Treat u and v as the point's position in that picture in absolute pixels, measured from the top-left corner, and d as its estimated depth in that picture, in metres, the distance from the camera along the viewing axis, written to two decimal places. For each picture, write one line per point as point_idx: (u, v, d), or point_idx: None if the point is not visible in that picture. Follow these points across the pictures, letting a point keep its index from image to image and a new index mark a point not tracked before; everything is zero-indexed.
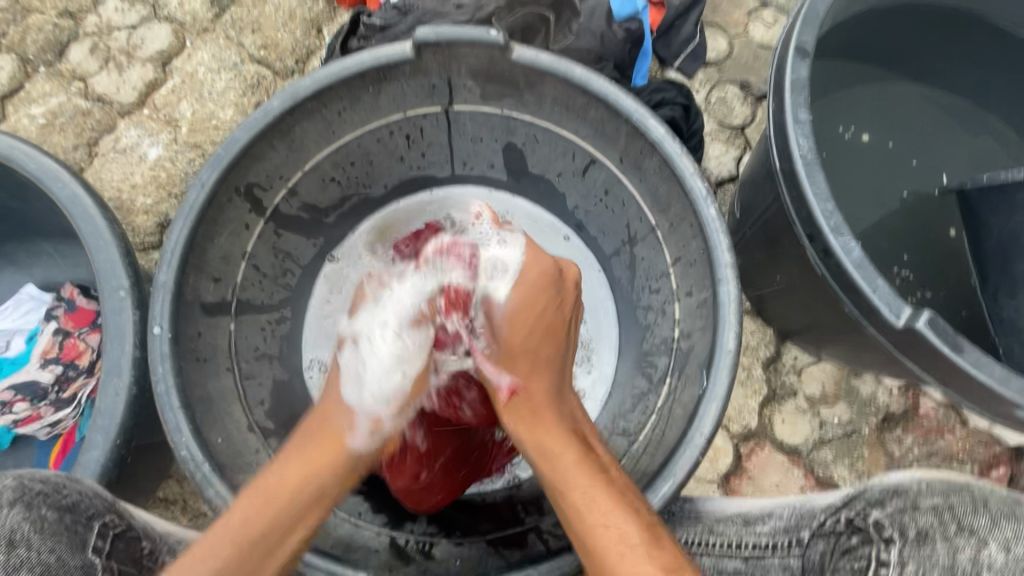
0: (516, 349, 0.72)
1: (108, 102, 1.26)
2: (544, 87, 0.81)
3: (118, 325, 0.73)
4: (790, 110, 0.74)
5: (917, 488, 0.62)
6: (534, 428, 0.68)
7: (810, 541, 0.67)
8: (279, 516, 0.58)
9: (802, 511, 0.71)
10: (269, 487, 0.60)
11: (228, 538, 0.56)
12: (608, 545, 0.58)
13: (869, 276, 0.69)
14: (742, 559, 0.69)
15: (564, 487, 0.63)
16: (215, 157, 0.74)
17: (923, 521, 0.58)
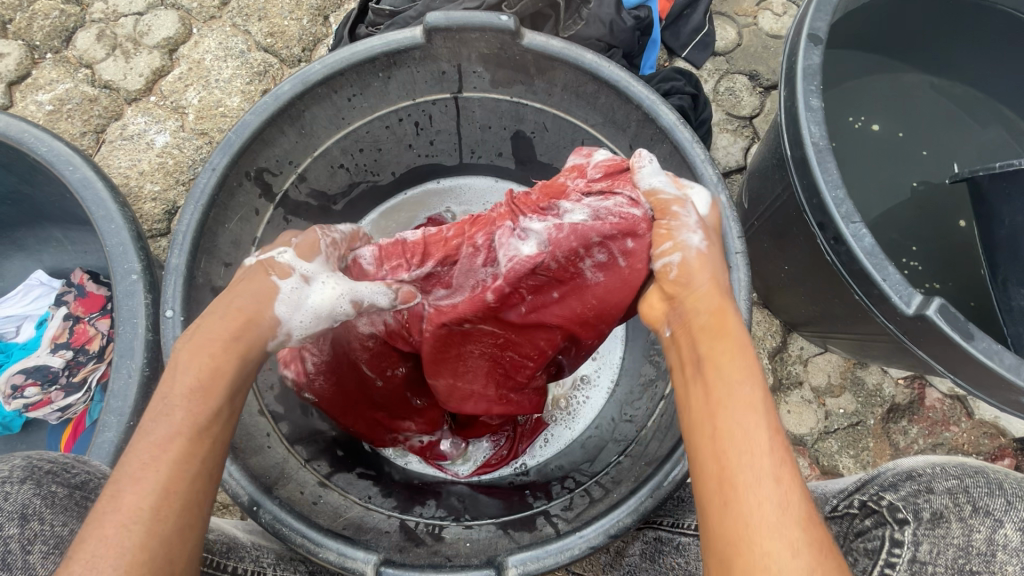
0: (716, 264, 0.60)
1: (115, 90, 1.26)
2: (555, 73, 0.81)
3: (130, 309, 0.73)
4: (803, 97, 0.74)
5: (931, 472, 0.61)
6: (727, 336, 0.52)
7: (823, 524, 0.67)
8: (217, 449, 0.49)
9: (815, 497, 0.72)
10: (190, 414, 0.48)
11: (163, 475, 0.45)
12: (776, 481, 0.43)
13: (881, 264, 0.68)
14: None
15: (744, 402, 0.47)
16: (226, 141, 0.73)
17: (937, 502, 0.58)
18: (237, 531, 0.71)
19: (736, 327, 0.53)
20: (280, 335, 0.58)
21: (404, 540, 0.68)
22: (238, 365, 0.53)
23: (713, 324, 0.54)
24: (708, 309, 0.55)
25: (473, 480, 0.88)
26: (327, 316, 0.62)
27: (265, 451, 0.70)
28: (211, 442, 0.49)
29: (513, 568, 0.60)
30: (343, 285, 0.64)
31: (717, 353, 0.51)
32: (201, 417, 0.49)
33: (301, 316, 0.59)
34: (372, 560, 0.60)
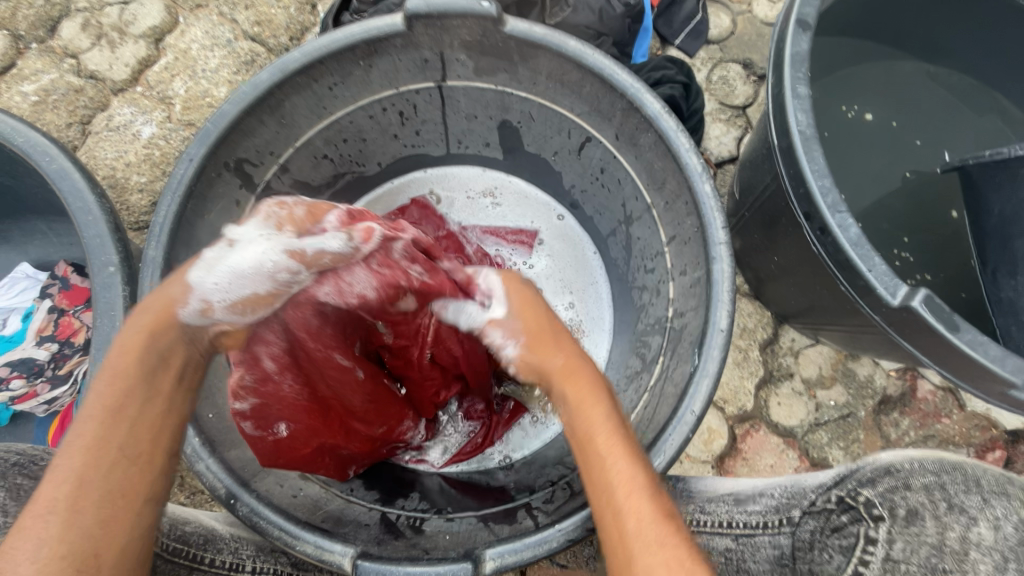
0: (547, 326, 0.66)
1: (101, 80, 1.24)
2: (538, 61, 0.79)
3: (108, 301, 0.73)
4: (790, 84, 0.72)
5: (908, 468, 0.63)
6: (577, 392, 0.60)
7: (802, 519, 0.66)
8: (134, 429, 0.51)
9: (792, 490, 0.71)
10: (106, 400, 0.51)
11: (77, 463, 0.49)
12: (626, 515, 0.51)
13: (866, 255, 0.67)
14: (733, 538, 0.68)
15: (596, 452, 0.56)
16: (203, 131, 0.72)
17: (912, 499, 0.60)
18: (218, 523, 0.71)
19: (587, 378, 0.61)
20: (194, 302, 0.56)
21: (383, 533, 0.68)
22: (146, 353, 0.53)
23: (562, 386, 0.61)
24: (553, 376, 0.62)
25: (449, 471, 0.88)
26: (255, 276, 0.56)
27: (245, 444, 0.71)
28: (129, 423, 0.51)
29: (491, 561, 0.59)
30: (270, 241, 0.57)
31: (570, 414, 0.59)
32: (116, 404, 0.51)
33: (216, 277, 0.56)
34: (350, 553, 0.60)
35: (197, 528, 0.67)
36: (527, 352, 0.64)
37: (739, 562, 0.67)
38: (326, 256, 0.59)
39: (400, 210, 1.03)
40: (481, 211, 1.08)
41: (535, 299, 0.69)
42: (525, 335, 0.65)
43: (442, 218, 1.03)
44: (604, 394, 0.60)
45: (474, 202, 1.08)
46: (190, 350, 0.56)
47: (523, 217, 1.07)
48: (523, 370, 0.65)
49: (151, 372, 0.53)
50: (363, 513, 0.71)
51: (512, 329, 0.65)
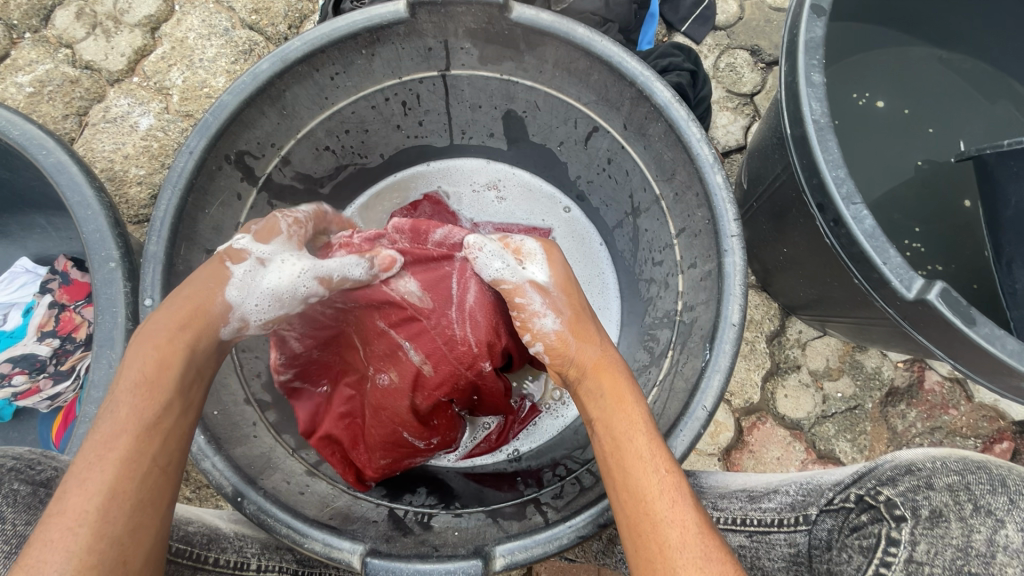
0: (585, 315, 0.68)
1: (97, 70, 1.22)
2: (545, 49, 0.77)
3: (110, 297, 0.71)
4: (804, 72, 0.70)
5: (930, 466, 0.60)
6: (613, 389, 0.61)
7: (819, 517, 0.64)
8: (167, 444, 0.52)
9: (808, 487, 0.69)
10: (139, 410, 0.52)
11: (109, 475, 0.48)
12: (670, 525, 0.51)
13: (881, 247, 0.66)
14: (747, 535, 0.69)
15: (635, 455, 0.55)
16: (203, 122, 0.71)
17: (936, 499, 0.57)
18: (221, 522, 0.70)
19: (622, 380, 0.62)
20: (234, 322, 0.62)
21: (392, 529, 0.67)
22: (185, 361, 0.56)
23: (599, 382, 0.62)
24: (588, 365, 0.64)
25: (463, 466, 0.88)
26: (292, 299, 0.66)
27: (251, 441, 0.70)
28: (163, 439, 0.52)
29: (501, 557, 0.59)
30: (304, 267, 0.66)
31: (606, 412, 0.59)
32: (152, 415, 0.52)
33: (257, 304, 0.63)
34: (359, 550, 0.59)
35: (201, 528, 0.66)
36: (565, 329, 0.66)
37: (754, 558, 0.69)
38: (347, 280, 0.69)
39: (411, 206, 1.03)
40: (490, 207, 1.06)
41: (576, 285, 0.71)
42: (568, 311, 0.67)
43: (454, 214, 1.04)
44: (639, 398, 0.60)
45: (483, 196, 1.06)
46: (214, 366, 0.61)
47: (533, 214, 1.05)
48: (556, 346, 0.65)
49: (185, 386, 0.55)
50: (371, 510, 0.71)
51: (556, 301, 0.67)
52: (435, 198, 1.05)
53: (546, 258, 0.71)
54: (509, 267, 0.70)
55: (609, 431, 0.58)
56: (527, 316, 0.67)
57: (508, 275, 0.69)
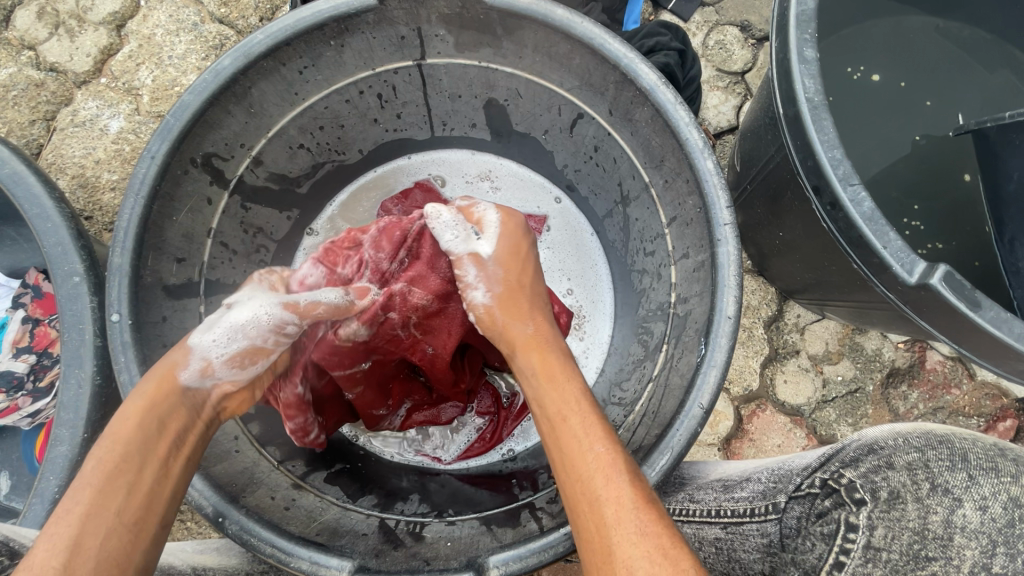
0: (524, 291, 0.64)
1: (62, 72, 1.17)
2: (523, 33, 0.73)
3: (76, 312, 0.68)
4: (796, 47, 0.67)
5: (892, 444, 0.57)
6: (545, 367, 0.58)
7: (787, 505, 0.58)
8: (132, 493, 0.48)
9: (779, 473, 0.64)
10: (96, 469, 0.48)
11: (70, 533, 0.45)
12: (605, 502, 0.48)
13: (880, 230, 0.63)
14: (722, 527, 0.63)
15: (567, 435, 0.52)
16: (164, 125, 0.67)
17: (894, 480, 0.54)
18: (173, 559, 0.65)
19: (554, 355, 0.59)
20: (200, 365, 0.57)
21: (382, 543, 0.65)
22: (150, 410, 0.53)
23: (527, 359, 0.59)
24: (518, 343, 0.60)
25: (458, 468, 0.85)
26: (253, 329, 0.60)
27: (232, 457, 0.67)
28: (127, 490, 0.48)
29: (496, 568, 0.57)
30: (268, 297, 0.63)
31: (536, 389, 0.56)
32: (107, 474, 0.48)
33: (224, 347, 0.58)
34: (347, 568, 0.57)
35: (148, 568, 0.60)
36: (495, 304, 0.64)
37: (730, 551, 0.62)
38: (319, 309, 0.65)
39: (402, 194, 0.99)
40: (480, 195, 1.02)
41: (525, 251, 0.67)
42: (501, 286, 0.64)
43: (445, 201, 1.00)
44: (573, 372, 0.57)
45: (471, 186, 1.02)
46: (190, 413, 0.55)
47: (528, 202, 1.02)
48: (485, 320, 0.64)
49: (152, 433, 0.51)
50: (361, 521, 0.68)
51: (492, 276, 0.64)
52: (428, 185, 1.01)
53: (495, 228, 0.67)
54: (461, 238, 0.67)
55: (542, 407, 0.55)
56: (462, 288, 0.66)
57: (458, 245, 0.67)
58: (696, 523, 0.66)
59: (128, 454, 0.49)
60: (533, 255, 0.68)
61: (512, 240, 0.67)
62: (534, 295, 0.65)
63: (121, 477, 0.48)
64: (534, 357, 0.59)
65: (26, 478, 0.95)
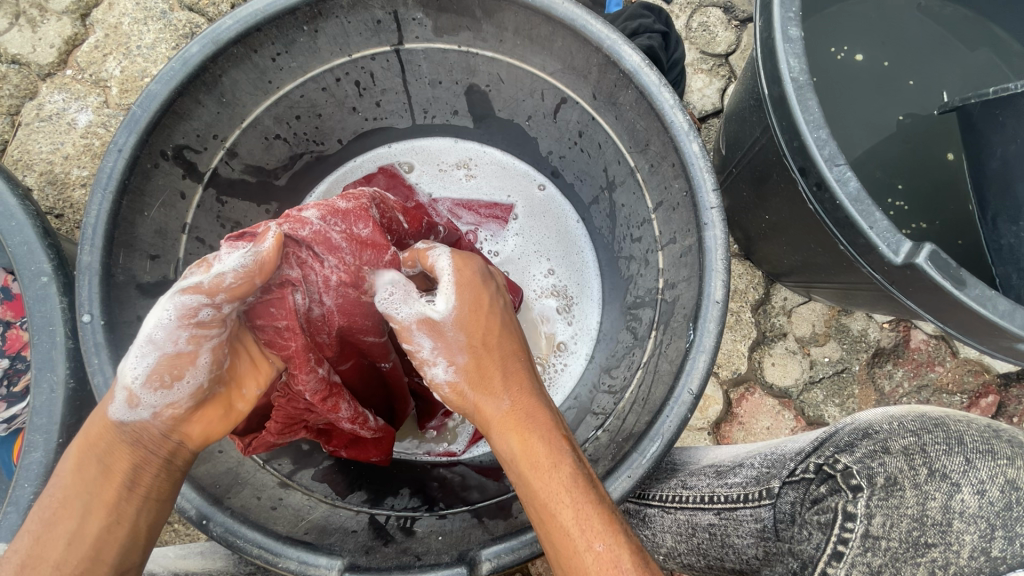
0: (491, 358, 0.57)
1: (25, 64, 1.12)
2: (503, 16, 0.71)
3: (45, 314, 0.66)
4: (781, 27, 0.66)
5: (887, 427, 0.56)
6: (526, 448, 0.53)
7: (781, 490, 0.57)
8: (71, 543, 0.46)
9: (773, 457, 0.62)
10: (46, 513, 0.48)
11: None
12: None
13: (867, 211, 0.63)
14: (715, 513, 0.62)
15: (559, 530, 0.49)
16: (131, 117, 0.64)
17: (891, 465, 0.53)
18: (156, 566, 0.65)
19: (537, 434, 0.53)
20: (142, 401, 0.49)
21: (372, 539, 0.64)
22: (93, 453, 0.49)
23: (506, 442, 0.53)
24: (492, 423, 0.55)
25: (471, 456, 0.85)
26: (166, 336, 0.48)
27: (216, 458, 0.66)
28: (67, 539, 0.47)
29: (487, 562, 0.56)
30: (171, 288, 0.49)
31: (521, 477, 0.52)
32: (52, 520, 0.47)
33: (150, 365, 0.48)
34: (336, 566, 0.56)
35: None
36: (462, 378, 0.57)
37: (724, 537, 0.61)
38: (230, 282, 0.49)
39: (365, 179, 0.96)
40: (455, 184, 1.01)
41: (486, 303, 0.60)
42: (465, 356, 0.57)
43: (411, 187, 0.99)
44: (560, 452, 0.52)
45: (448, 174, 1.01)
46: (133, 452, 0.50)
47: (496, 189, 1.01)
48: (454, 398, 0.57)
49: (94, 480, 0.48)
50: (350, 518, 0.67)
51: (452, 345, 0.57)
52: (391, 169, 0.99)
53: (451, 282, 0.58)
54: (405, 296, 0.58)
55: (529, 499, 0.51)
56: (418, 362, 0.58)
57: (404, 310, 0.57)
58: (690, 510, 0.64)
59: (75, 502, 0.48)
60: (495, 307, 0.60)
61: (467, 287, 0.59)
62: (502, 355, 0.58)
63: (60, 525, 0.47)
64: (515, 441, 0.53)
65: (5, 484, 0.93)
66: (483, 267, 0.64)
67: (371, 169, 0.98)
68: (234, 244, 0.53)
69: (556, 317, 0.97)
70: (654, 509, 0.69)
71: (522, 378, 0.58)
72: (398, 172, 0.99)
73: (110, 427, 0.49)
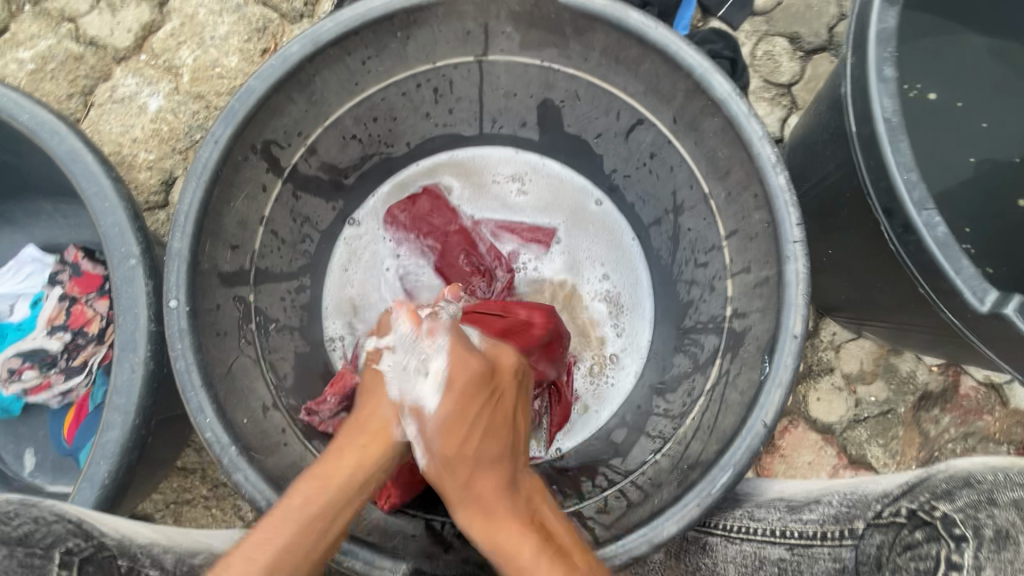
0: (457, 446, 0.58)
1: (102, 47, 1.15)
2: (593, 36, 0.72)
3: (130, 296, 0.68)
4: (875, 66, 0.66)
5: (992, 479, 0.56)
6: (484, 524, 0.55)
7: (866, 532, 0.59)
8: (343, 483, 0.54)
9: (853, 497, 0.65)
10: (335, 453, 0.57)
11: (301, 512, 0.52)
12: None
13: (954, 256, 0.62)
14: (787, 548, 0.63)
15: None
16: (229, 109, 0.66)
17: (1001, 518, 0.52)
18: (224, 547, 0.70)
19: (500, 518, 0.55)
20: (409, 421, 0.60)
21: (432, 545, 0.65)
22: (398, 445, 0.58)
23: (504, 540, 0.54)
24: (494, 522, 0.55)
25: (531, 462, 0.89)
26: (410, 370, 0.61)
27: None
28: (356, 485, 0.55)
29: None
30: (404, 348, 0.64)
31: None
32: (337, 459, 0.56)
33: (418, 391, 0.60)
34: (400, 573, 0.57)
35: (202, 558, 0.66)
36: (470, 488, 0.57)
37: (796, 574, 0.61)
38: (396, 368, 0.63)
39: (409, 200, 0.95)
40: (503, 195, 0.99)
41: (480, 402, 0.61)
42: (465, 464, 0.58)
43: (453, 210, 0.97)
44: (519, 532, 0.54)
45: (500, 186, 1.00)
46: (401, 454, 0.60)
47: (541, 213, 0.99)
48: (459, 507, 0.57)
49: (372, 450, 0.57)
50: (407, 523, 0.67)
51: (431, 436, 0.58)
52: (434, 190, 0.97)
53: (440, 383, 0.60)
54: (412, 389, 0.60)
55: None
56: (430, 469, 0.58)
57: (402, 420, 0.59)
58: (757, 542, 0.65)
59: (336, 499, 0.53)
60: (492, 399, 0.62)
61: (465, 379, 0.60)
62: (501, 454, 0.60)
63: (341, 469, 0.55)
64: (514, 537, 0.54)
65: (56, 454, 0.96)
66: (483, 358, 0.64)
67: (417, 188, 0.98)
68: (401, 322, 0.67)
69: (607, 321, 0.96)
70: (717, 537, 0.68)
71: (515, 479, 0.59)
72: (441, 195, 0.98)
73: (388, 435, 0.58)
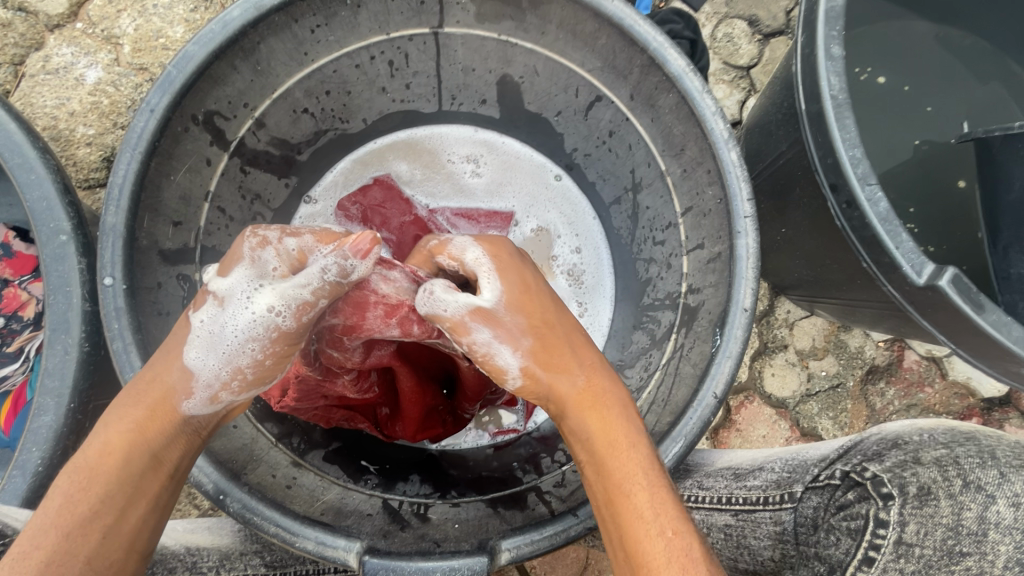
0: (556, 337, 0.59)
1: (32, 13, 1.07)
2: (549, 8, 0.71)
3: (62, 274, 0.66)
4: (823, 44, 0.66)
5: (918, 440, 0.60)
6: (589, 409, 0.55)
7: (803, 495, 0.62)
8: (104, 485, 0.47)
9: (794, 464, 0.68)
10: (98, 447, 0.49)
11: (61, 525, 0.46)
12: None
13: (894, 231, 0.64)
14: (733, 513, 0.67)
15: (632, 510, 0.49)
16: (165, 77, 0.62)
17: (924, 475, 0.55)
18: (167, 536, 0.68)
19: (605, 406, 0.55)
20: (200, 392, 0.52)
21: (388, 523, 0.64)
22: (166, 429, 0.51)
23: (583, 418, 0.55)
24: (568, 400, 0.56)
25: (499, 441, 0.86)
26: (251, 337, 0.52)
27: (231, 432, 0.64)
28: (129, 486, 0.48)
29: (507, 551, 0.57)
30: (258, 291, 0.53)
31: (594, 455, 0.53)
32: (104, 452, 0.49)
33: (217, 357, 0.52)
34: (355, 549, 0.56)
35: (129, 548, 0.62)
36: (532, 359, 0.57)
37: (740, 537, 0.67)
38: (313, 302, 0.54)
39: (360, 191, 0.93)
40: (459, 177, 0.98)
41: (534, 290, 0.61)
42: (531, 338, 0.57)
43: (407, 200, 0.94)
44: (630, 426, 0.54)
45: (456, 167, 0.98)
46: (187, 440, 0.53)
47: (495, 197, 0.98)
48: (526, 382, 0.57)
49: (138, 445, 0.49)
50: (363, 503, 0.66)
51: (513, 330, 0.57)
52: (386, 180, 0.95)
53: (495, 268, 0.60)
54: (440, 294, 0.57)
55: (610, 477, 0.51)
56: (480, 352, 0.57)
57: (451, 305, 0.57)
58: (705, 509, 0.70)
59: (104, 489, 0.47)
60: (543, 290, 0.62)
61: (514, 274, 0.61)
62: (576, 344, 0.59)
63: (102, 462, 0.48)
64: (600, 420, 0.54)
65: None
66: (523, 259, 0.64)
67: (367, 180, 0.95)
68: (255, 258, 0.54)
69: (572, 299, 0.97)
70: None
71: (596, 365, 0.59)
72: (395, 185, 0.95)
73: (167, 412, 0.51)
